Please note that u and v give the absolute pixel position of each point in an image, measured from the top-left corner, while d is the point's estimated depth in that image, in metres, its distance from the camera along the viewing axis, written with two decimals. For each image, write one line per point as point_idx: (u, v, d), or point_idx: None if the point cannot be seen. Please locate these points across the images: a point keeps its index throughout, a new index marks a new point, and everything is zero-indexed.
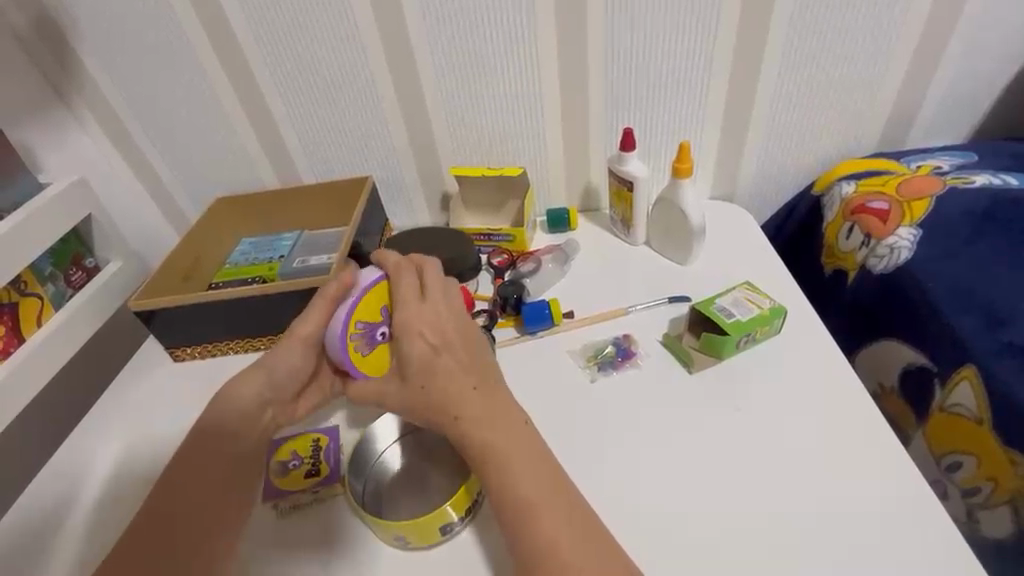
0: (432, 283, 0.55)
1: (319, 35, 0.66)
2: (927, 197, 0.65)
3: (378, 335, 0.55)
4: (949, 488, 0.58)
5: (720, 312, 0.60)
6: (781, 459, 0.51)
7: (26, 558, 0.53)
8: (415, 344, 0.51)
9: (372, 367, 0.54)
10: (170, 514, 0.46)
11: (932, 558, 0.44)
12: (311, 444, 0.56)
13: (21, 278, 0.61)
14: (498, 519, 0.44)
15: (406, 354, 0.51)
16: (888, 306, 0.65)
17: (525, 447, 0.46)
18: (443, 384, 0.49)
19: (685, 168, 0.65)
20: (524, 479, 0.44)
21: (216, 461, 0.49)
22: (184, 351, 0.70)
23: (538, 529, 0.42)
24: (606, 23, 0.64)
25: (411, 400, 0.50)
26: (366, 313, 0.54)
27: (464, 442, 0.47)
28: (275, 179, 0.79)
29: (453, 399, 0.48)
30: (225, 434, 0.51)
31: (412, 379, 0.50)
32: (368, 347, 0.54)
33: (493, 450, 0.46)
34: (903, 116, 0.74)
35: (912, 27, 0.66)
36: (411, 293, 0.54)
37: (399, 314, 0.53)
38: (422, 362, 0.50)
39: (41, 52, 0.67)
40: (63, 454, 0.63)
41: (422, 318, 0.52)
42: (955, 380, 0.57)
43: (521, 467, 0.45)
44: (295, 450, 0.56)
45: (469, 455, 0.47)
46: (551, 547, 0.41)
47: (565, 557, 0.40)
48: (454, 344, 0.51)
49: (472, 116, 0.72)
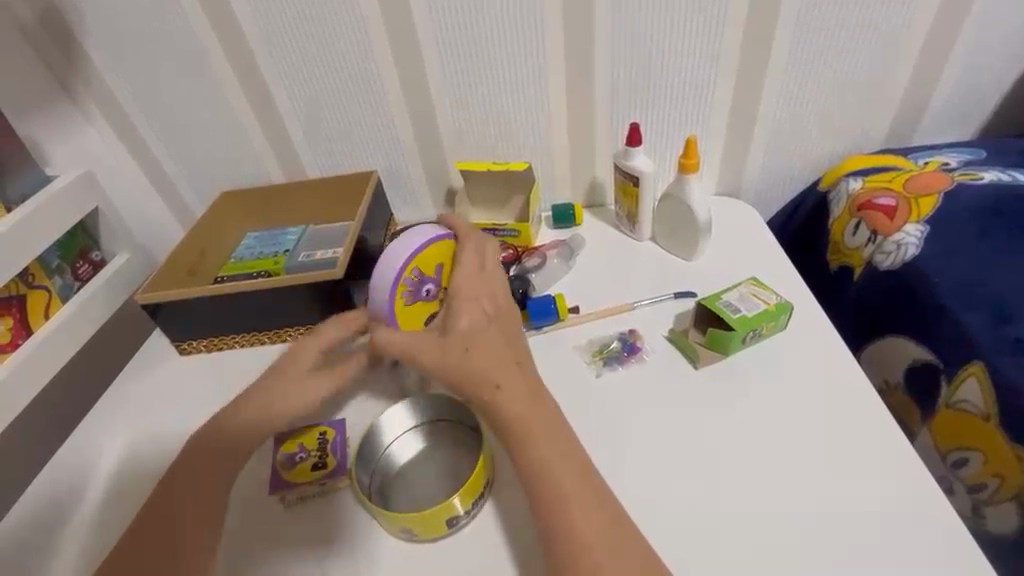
0: (488, 258, 0.59)
1: (326, 28, 0.66)
2: (935, 194, 0.65)
3: (423, 292, 0.58)
4: (955, 484, 0.58)
5: (726, 307, 0.60)
6: (783, 457, 0.51)
7: (35, 550, 0.54)
8: (469, 307, 0.54)
9: (403, 318, 0.57)
10: (169, 512, 0.47)
11: (932, 558, 0.44)
12: (318, 437, 0.56)
13: (28, 270, 0.61)
14: (526, 492, 0.46)
15: (457, 315, 0.53)
16: (894, 303, 0.65)
17: (556, 427, 0.48)
18: (486, 352, 0.51)
19: (691, 164, 0.65)
20: (554, 454, 0.46)
21: (214, 463, 0.50)
22: (191, 344, 0.70)
23: (565, 504, 0.43)
24: (612, 19, 0.64)
25: (449, 361, 0.50)
26: (424, 265, 0.58)
27: (501, 409, 0.48)
28: (280, 173, 0.79)
29: (495, 368, 0.50)
30: (224, 434, 0.52)
31: (457, 339, 0.51)
32: (411, 298, 0.57)
33: (529, 424, 0.47)
34: (910, 113, 0.73)
35: (920, 23, 0.66)
36: (469, 263, 0.58)
37: (459, 277, 0.57)
38: (472, 325, 0.52)
39: (47, 46, 0.67)
40: (69, 448, 0.63)
41: (476, 286, 0.56)
42: (962, 376, 0.57)
43: (551, 446, 0.46)
44: (302, 442, 0.56)
45: (499, 422, 0.48)
46: (575, 523, 0.42)
47: (592, 542, 0.41)
48: (501, 318, 0.55)
49: (478, 111, 0.72)
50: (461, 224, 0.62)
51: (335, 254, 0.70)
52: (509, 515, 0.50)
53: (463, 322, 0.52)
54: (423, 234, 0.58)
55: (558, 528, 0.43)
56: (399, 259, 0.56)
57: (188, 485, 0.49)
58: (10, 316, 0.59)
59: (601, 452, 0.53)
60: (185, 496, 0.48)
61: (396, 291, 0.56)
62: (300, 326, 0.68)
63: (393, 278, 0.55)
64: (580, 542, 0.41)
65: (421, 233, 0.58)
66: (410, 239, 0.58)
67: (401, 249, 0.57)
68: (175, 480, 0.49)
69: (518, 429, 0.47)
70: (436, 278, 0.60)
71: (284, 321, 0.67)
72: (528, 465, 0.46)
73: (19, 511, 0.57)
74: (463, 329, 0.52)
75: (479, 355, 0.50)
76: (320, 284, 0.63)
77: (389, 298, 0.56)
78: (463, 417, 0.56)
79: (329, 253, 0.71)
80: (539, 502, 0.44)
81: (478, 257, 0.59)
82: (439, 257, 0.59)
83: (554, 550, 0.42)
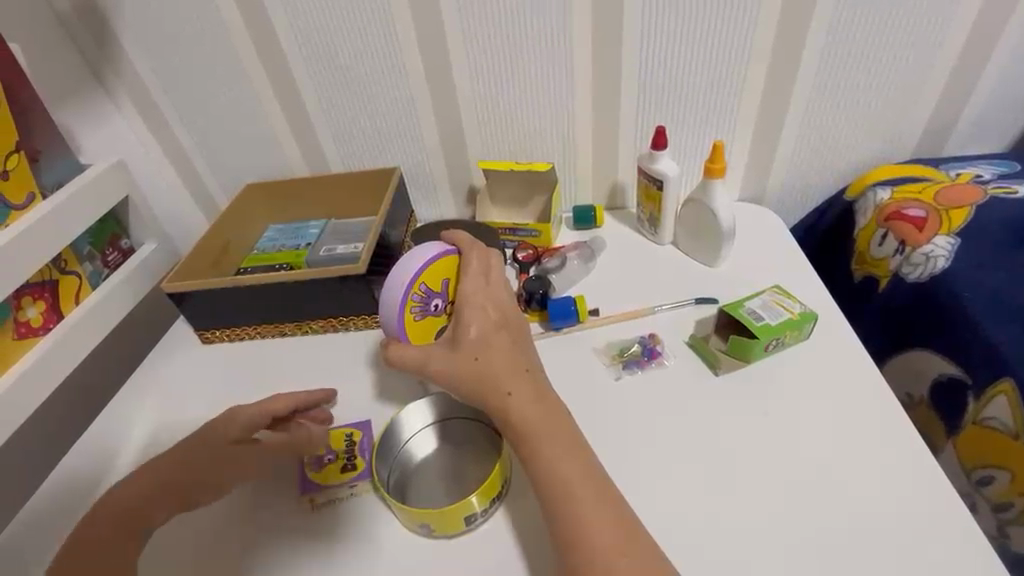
0: (494, 268, 0.58)
1: (355, 24, 0.66)
2: (966, 206, 0.64)
3: (432, 306, 0.57)
4: (979, 502, 0.57)
5: (749, 314, 0.59)
6: (806, 470, 0.51)
7: (59, 531, 0.55)
8: (476, 315, 0.54)
9: (414, 334, 0.56)
10: (109, 535, 0.47)
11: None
12: (345, 439, 0.57)
13: (61, 256, 0.63)
14: (537, 499, 0.46)
15: (466, 324, 0.53)
16: (923, 315, 0.64)
17: (568, 431, 0.48)
18: (499, 357, 0.51)
19: (718, 169, 0.65)
20: (565, 461, 0.46)
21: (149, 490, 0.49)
22: (213, 333, 0.71)
23: (576, 512, 0.43)
24: (642, 21, 0.64)
25: (461, 369, 0.50)
26: (431, 280, 0.56)
27: (512, 414, 0.48)
28: (303, 166, 0.79)
29: (506, 374, 0.50)
30: (163, 465, 0.50)
31: (467, 348, 0.51)
32: (422, 314, 0.56)
33: (541, 431, 0.47)
34: (943, 123, 0.72)
35: (958, 32, 0.64)
36: (475, 272, 0.57)
37: (465, 287, 0.56)
38: (480, 334, 0.52)
39: (83, 37, 0.68)
40: (95, 431, 0.64)
41: (482, 295, 0.56)
42: (992, 394, 0.56)
43: (561, 454, 0.46)
44: (328, 445, 0.57)
45: (508, 429, 0.48)
46: (589, 529, 0.42)
47: (606, 547, 0.41)
48: (510, 323, 0.55)
49: (503, 110, 0.72)
50: (463, 237, 0.60)
51: (356, 249, 0.71)
52: (527, 516, 0.50)
53: (472, 331, 0.52)
54: (425, 251, 0.56)
55: (571, 529, 0.43)
56: (403, 278, 0.54)
57: (120, 514, 0.48)
58: (42, 300, 0.60)
59: (620, 454, 0.53)
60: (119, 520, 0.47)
61: (404, 309, 0.54)
62: (321, 319, 0.69)
63: (399, 298, 0.54)
64: (594, 548, 0.41)
65: (422, 252, 0.56)
66: (411, 257, 0.56)
67: (404, 268, 0.55)
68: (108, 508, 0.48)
69: (528, 436, 0.47)
70: (444, 292, 0.58)
71: (303, 314, 0.68)
72: (540, 470, 0.46)
73: (47, 489, 0.59)
74: (472, 338, 0.52)
75: (490, 360, 0.51)
76: (342, 278, 0.64)
77: (398, 317, 0.54)
78: (478, 414, 0.57)
79: (350, 247, 0.72)
80: (552, 505, 0.44)
81: (483, 267, 0.58)
82: (445, 271, 0.58)
83: (565, 551, 0.42)
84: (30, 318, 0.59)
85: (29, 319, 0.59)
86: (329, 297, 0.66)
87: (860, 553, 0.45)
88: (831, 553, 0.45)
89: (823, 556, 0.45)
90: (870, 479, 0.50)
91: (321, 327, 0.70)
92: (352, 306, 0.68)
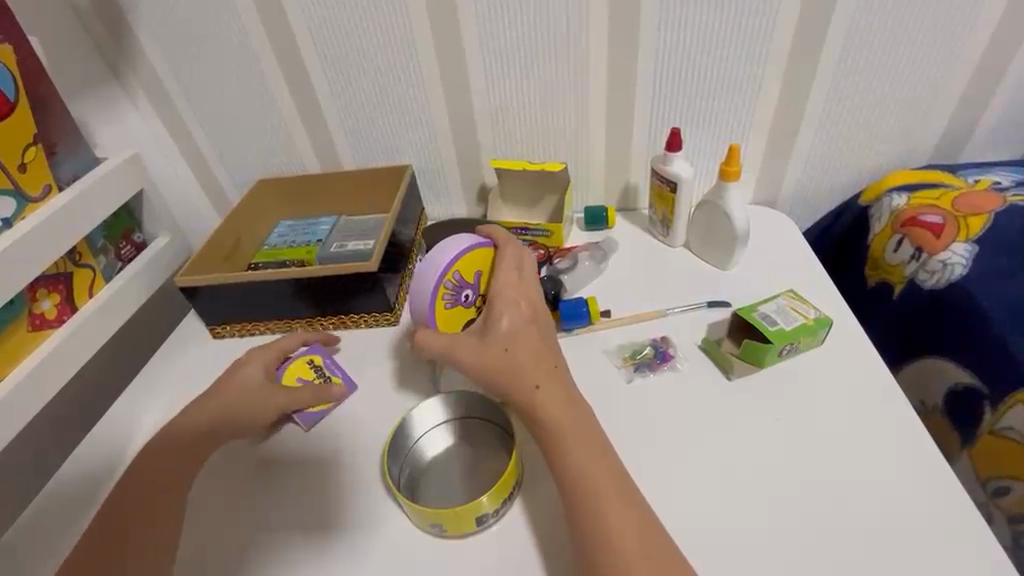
0: (527, 263, 0.59)
1: (372, 21, 0.66)
2: (985, 214, 0.63)
3: (463, 297, 0.57)
4: (995, 511, 0.57)
5: (763, 319, 0.59)
6: (816, 474, 0.50)
7: (72, 521, 0.55)
8: (508, 308, 0.54)
9: (442, 320, 0.57)
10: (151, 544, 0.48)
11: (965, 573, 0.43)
12: (313, 368, 0.62)
13: (76, 249, 0.63)
14: (562, 499, 0.45)
15: (498, 317, 0.53)
16: (939, 323, 0.64)
17: (593, 431, 0.48)
18: (526, 353, 0.51)
19: (733, 172, 0.64)
20: (589, 462, 0.45)
21: (170, 454, 0.52)
22: (225, 328, 0.71)
23: (598, 512, 0.43)
24: (657, 22, 0.64)
25: (491, 360, 0.50)
26: (465, 270, 0.57)
27: (539, 408, 0.48)
28: (316, 163, 0.79)
29: (535, 368, 0.50)
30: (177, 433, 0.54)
31: (497, 339, 0.52)
32: (452, 302, 0.57)
33: (565, 429, 0.47)
34: (960, 130, 0.71)
35: (980, 34, 0.63)
36: (509, 267, 0.57)
37: (498, 281, 0.56)
38: (511, 327, 0.53)
39: (100, 31, 0.69)
40: (107, 422, 0.65)
41: (515, 289, 0.56)
42: (1009, 404, 0.55)
43: (586, 453, 0.46)
44: (301, 376, 0.61)
45: (534, 422, 0.49)
46: (610, 530, 0.42)
47: (628, 550, 0.41)
48: (541, 319, 0.55)
49: (518, 110, 0.72)
50: (500, 232, 0.61)
51: (368, 246, 0.71)
52: (537, 515, 0.50)
53: (504, 323, 0.53)
54: (462, 240, 0.57)
55: (594, 528, 0.42)
56: (440, 262, 0.55)
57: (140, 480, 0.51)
58: (57, 293, 0.61)
59: (633, 456, 0.53)
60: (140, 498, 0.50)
61: (436, 294, 0.55)
62: (331, 316, 0.69)
63: (433, 282, 0.55)
64: (616, 548, 0.41)
65: (461, 240, 0.57)
66: (450, 244, 0.57)
67: (442, 253, 0.56)
68: (132, 476, 0.51)
69: (553, 434, 0.47)
70: (475, 284, 0.58)
71: (313, 310, 0.68)
72: (565, 467, 0.46)
73: (59, 478, 0.60)
74: (504, 330, 0.52)
75: (519, 354, 0.51)
76: (352, 276, 0.64)
77: (430, 301, 0.55)
78: (492, 416, 0.57)
79: (362, 244, 0.72)
80: (576, 503, 0.44)
81: (517, 261, 0.58)
82: (479, 263, 0.58)
83: (586, 551, 0.42)
84: (45, 310, 0.59)
85: (43, 311, 0.59)
86: (340, 295, 0.66)
87: (864, 552, 0.45)
88: (845, 559, 0.45)
89: (838, 557, 0.45)
90: (884, 485, 0.49)
91: (330, 324, 0.70)
92: (363, 304, 0.67)
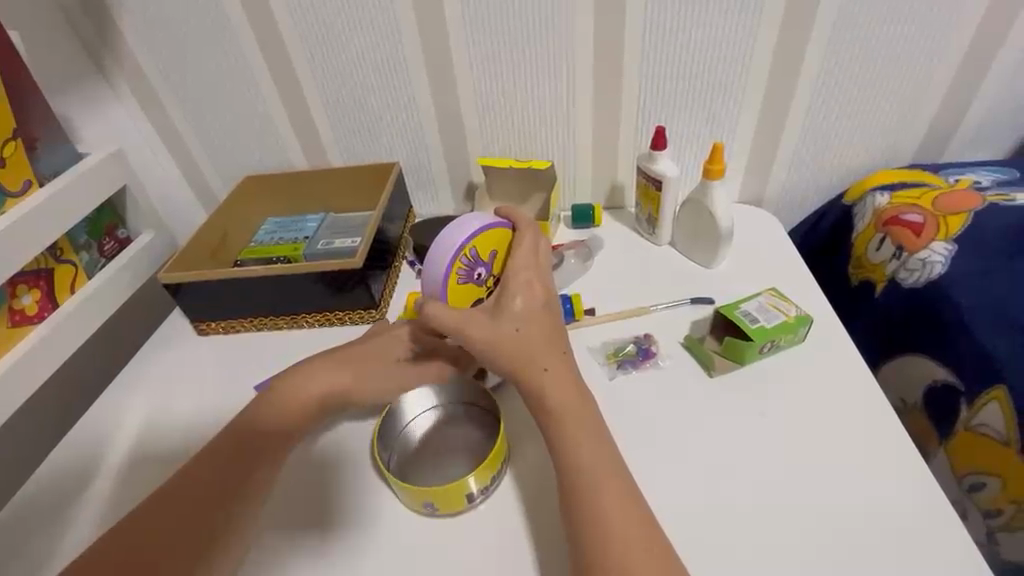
0: (544, 247, 0.58)
1: (358, 18, 0.66)
2: (964, 213, 0.64)
3: (477, 274, 0.57)
4: (970, 508, 0.59)
5: (744, 317, 0.60)
6: (794, 471, 0.51)
7: (50, 520, 0.55)
8: (523, 289, 0.53)
9: (453, 296, 0.55)
10: None
11: (947, 559, 0.44)
12: None
13: (57, 245, 0.63)
14: (560, 493, 0.45)
15: (511, 296, 0.52)
16: (918, 322, 0.64)
17: (596, 424, 0.48)
18: (538, 334, 0.51)
19: (716, 170, 0.65)
20: (591, 457, 0.45)
21: (226, 450, 0.49)
22: (209, 325, 0.71)
23: (598, 507, 0.43)
24: (644, 22, 0.64)
25: (501, 338, 0.49)
26: (481, 247, 0.56)
27: (547, 393, 0.48)
28: (303, 160, 0.79)
29: (544, 351, 0.50)
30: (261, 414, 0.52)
31: (510, 318, 0.51)
32: (466, 278, 0.56)
33: (567, 419, 0.47)
34: (944, 130, 0.72)
35: (962, 37, 0.64)
36: (527, 250, 0.57)
37: (514, 262, 0.55)
38: (524, 308, 0.52)
39: (84, 27, 0.68)
40: (89, 421, 0.64)
41: (530, 270, 0.55)
42: (984, 400, 0.56)
43: (588, 446, 0.46)
44: None
45: (541, 408, 0.48)
46: (606, 529, 0.42)
47: (625, 550, 0.41)
48: (554, 305, 0.54)
49: (507, 108, 0.72)
50: (522, 215, 0.60)
51: (354, 243, 0.71)
52: (519, 512, 0.50)
53: (517, 303, 0.52)
54: (481, 217, 0.57)
55: (594, 523, 0.42)
56: (458, 238, 0.55)
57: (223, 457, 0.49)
58: (38, 288, 0.60)
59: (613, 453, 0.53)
60: (212, 483, 0.48)
61: (450, 268, 0.54)
62: (316, 313, 0.69)
63: (450, 254, 0.54)
64: (613, 547, 0.41)
65: (479, 218, 0.57)
66: (468, 222, 0.57)
67: (460, 230, 0.56)
68: (177, 481, 0.48)
69: (559, 423, 0.47)
70: (490, 263, 0.58)
71: (299, 306, 0.68)
72: (567, 459, 0.46)
73: (39, 477, 0.59)
74: (516, 310, 0.52)
75: (529, 337, 0.50)
76: (336, 273, 0.64)
77: (443, 274, 0.54)
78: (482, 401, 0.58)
79: (348, 241, 0.72)
80: (575, 497, 0.44)
81: (534, 245, 0.57)
82: (495, 243, 0.58)
83: (582, 546, 0.42)
84: (25, 306, 0.59)
85: (23, 307, 0.59)
86: (325, 292, 0.66)
87: (844, 550, 0.46)
88: (825, 558, 0.45)
89: (827, 555, 0.46)
90: (865, 479, 0.50)
91: (314, 321, 0.70)
92: (347, 301, 0.67)
